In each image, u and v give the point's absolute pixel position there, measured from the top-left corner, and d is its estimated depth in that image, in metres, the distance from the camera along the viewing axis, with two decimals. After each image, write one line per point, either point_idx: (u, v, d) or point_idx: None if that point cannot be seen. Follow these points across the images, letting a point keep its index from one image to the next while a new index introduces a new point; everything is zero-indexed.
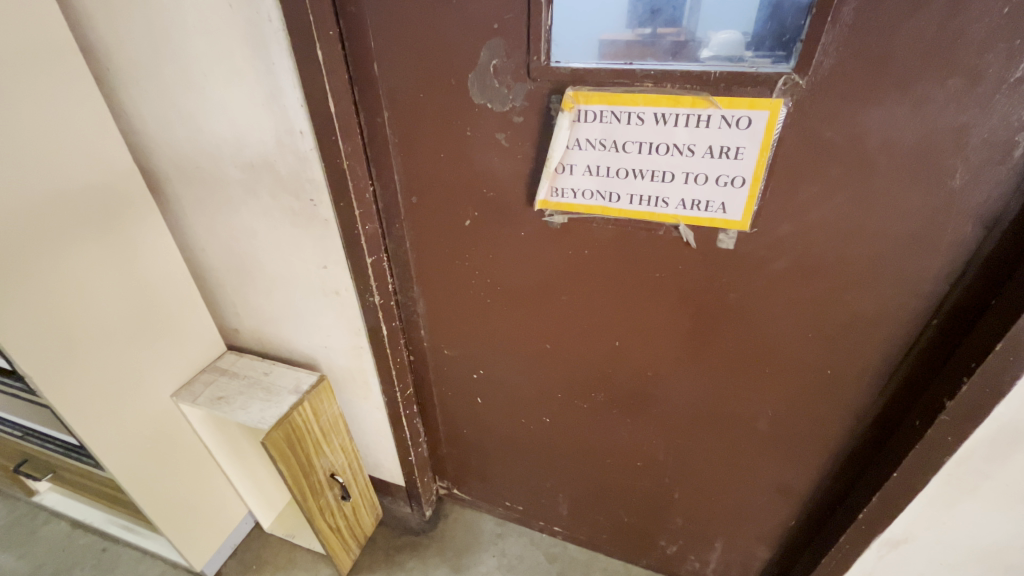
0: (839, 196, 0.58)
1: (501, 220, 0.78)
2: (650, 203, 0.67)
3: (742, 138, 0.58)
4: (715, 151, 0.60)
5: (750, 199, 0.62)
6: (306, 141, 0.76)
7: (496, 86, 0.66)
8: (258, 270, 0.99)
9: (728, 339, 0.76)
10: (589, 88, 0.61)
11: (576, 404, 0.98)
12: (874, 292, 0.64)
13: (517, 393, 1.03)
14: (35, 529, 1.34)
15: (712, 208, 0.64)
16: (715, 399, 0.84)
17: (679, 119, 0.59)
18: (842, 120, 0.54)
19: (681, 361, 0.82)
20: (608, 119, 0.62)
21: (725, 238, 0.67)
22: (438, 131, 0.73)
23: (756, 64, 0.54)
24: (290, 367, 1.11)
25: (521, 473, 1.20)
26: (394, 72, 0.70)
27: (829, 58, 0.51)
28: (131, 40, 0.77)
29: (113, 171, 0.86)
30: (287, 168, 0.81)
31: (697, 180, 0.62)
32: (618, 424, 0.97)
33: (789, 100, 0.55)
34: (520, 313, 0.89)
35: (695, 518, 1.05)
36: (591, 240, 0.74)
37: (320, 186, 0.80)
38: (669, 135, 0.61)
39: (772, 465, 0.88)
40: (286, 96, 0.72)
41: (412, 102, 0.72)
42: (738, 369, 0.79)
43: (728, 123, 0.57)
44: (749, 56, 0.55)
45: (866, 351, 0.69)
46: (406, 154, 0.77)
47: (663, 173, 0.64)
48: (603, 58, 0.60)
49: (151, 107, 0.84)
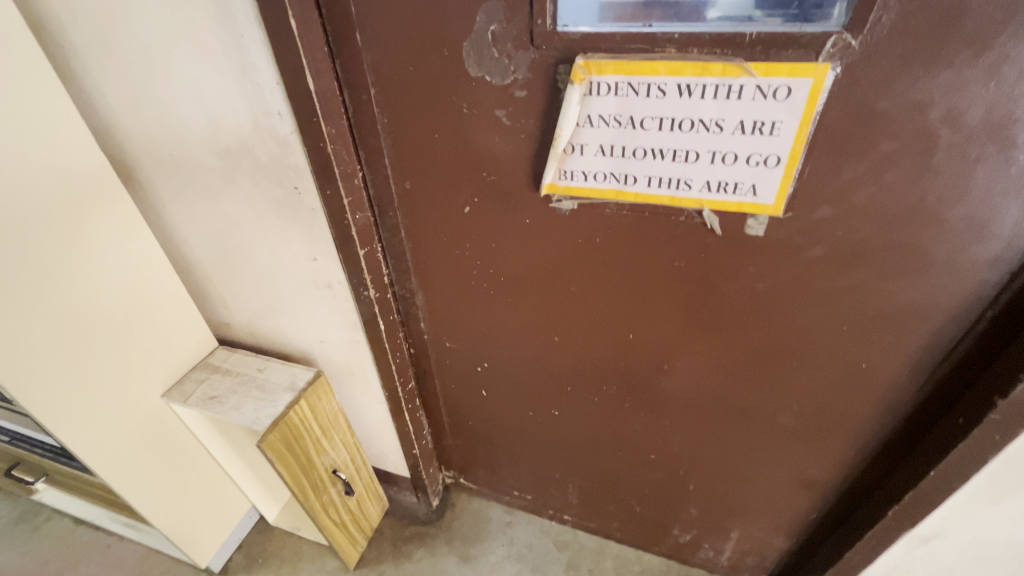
0: (888, 177, 0.52)
1: (503, 206, 0.71)
2: (671, 186, 0.59)
3: (780, 111, 0.50)
4: (748, 126, 0.52)
5: (785, 180, 0.55)
6: (285, 123, 0.68)
7: (495, 56, 0.57)
8: (247, 264, 0.93)
9: (752, 333, 0.71)
10: (602, 55, 0.53)
11: (588, 397, 0.93)
12: (921, 282, 0.58)
13: (524, 385, 0.98)
14: (38, 526, 1.32)
15: (741, 190, 0.57)
16: (736, 393, 0.79)
17: (706, 90, 0.51)
18: (898, 89, 0.47)
19: (701, 355, 0.77)
20: (623, 92, 0.54)
21: (754, 224, 0.60)
22: (431, 110, 0.65)
23: (766, 25, 0.47)
24: (285, 363, 1.05)
25: (530, 464, 1.17)
26: (377, 40, 0.61)
27: (891, 12, 0.44)
28: (83, 11, 0.69)
29: (79, 160, 0.78)
30: (266, 153, 0.73)
31: (725, 160, 0.55)
32: (631, 417, 0.93)
33: (838, 64, 0.47)
34: (527, 304, 0.83)
35: (710, 509, 1.02)
36: (601, 226, 0.67)
37: (303, 173, 0.73)
38: (693, 108, 0.53)
39: (794, 459, 0.84)
40: (259, 73, 0.64)
41: (400, 78, 0.64)
42: (762, 363, 0.74)
43: (763, 93, 0.50)
44: (759, 15, 0.47)
45: (906, 344, 0.63)
46: (396, 135, 0.70)
47: (686, 152, 0.56)
48: (605, 21, 0.51)
49: (116, 89, 0.76)
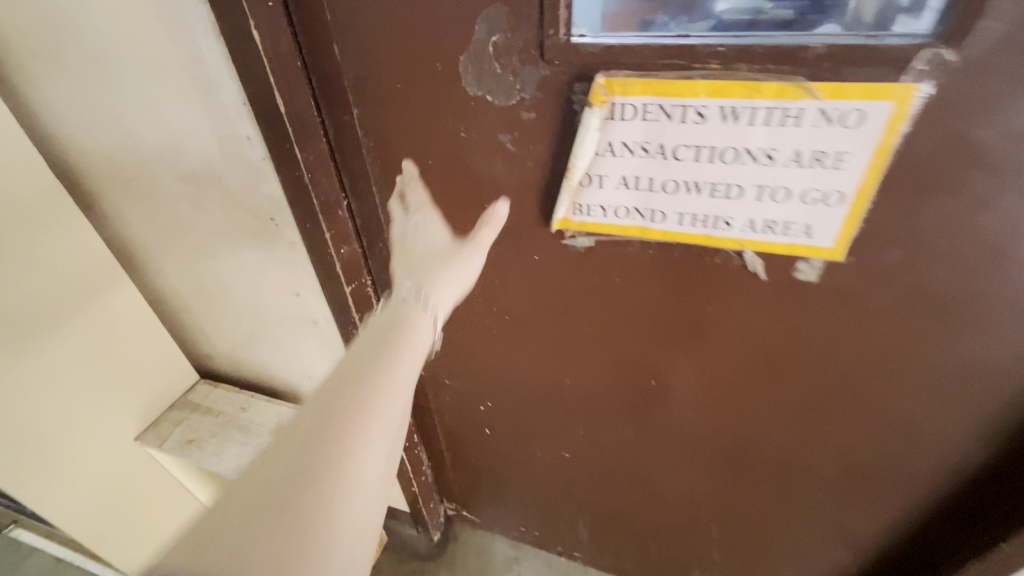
0: (981, 219, 0.42)
1: (508, 240, 0.62)
2: (707, 224, 0.50)
3: (847, 140, 0.41)
4: (806, 157, 0.43)
5: (848, 220, 0.45)
6: (255, 148, 0.59)
7: (497, 71, 0.48)
8: (225, 296, 0.85)
9: (793, 383, 0.62)
10: (628, 72, 0.43)
11: (602, 438, 0.85)
12: (1007, 338, 0.48)
13: (532, 424, 0.89)
14: (19, 559, 1.25)
15: (792, 231, 0.48)
16: (771, 442, 0.70)
17: (756, 115, 0.42)
18: (1005, 114, 0.37)
19: (732, 402, 0.68)
20: (653, 116, 0.45)
21: (805, 269, 0.50)
22: (423, 133, 0.56)
23: (775, 19, 0.38)
24: (269, 402, 0.95)
25: (537, 501, 1.08)
26: (358, 53, 0.52)
27: (1005, 21, 0.34)
28: (22, 19, 0.59)
29: (28, 186, 0.69)
30: (237, 181, 0.64)
31: (775, 196, 0.46)
32: (650, 460, 0.84)
33: (928, 83, 0.38)
34: (536, 343, 0.74)
35: (735, 556, 0.93)
36: (622, 266, 0.58)
37: (280, 203, 0.64)
38: (739, 136, 0.44)
39: (834, 512, 0.75)
40: (223, 91, 0.55)
41: (387, 96, 0.54)
42: (803, 414, 0.65)
43: (829, 119, 0.41)
44: (769, 8, 0.38)
45: (980, 403, 0.54)
46: (384, 161, 0.60)
47: (727, 187, 0.47)
48: (612, 26, 0.43)
49: (68, 107, 0.67)
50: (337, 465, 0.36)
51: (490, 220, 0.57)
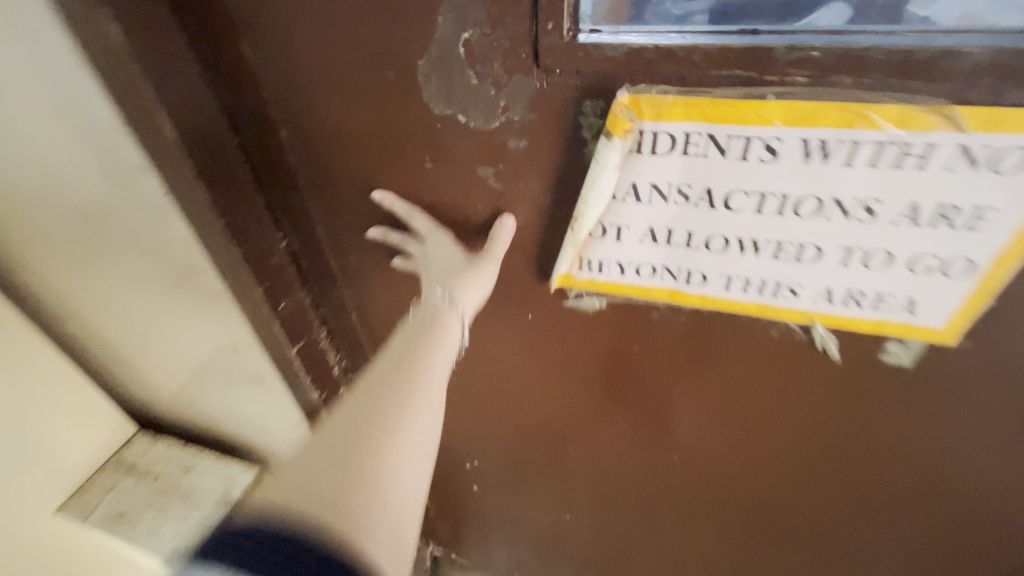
0: None
1: (494, 296, 0.48)
2: (764, 291, 0.37)
3: (994, 191, 0.28)
4: (924, 212, 0.29)
5: (973, 298, 0.32)
6: (153, 183, 0.39)
7: (472, 82, 0.33)
8: (123, 348, 0.58)
9: (856, 484, 0.48)
10: (665, 87, 0.29)
11: (607, 510, 0.71)
12: None
13: (526, 486, 0.76)
14: None
15: (887, 305, 0.34)
16: (819, 543, 0.57)
17: (857, 151, 0.28)
18: None
19: (771, 497, 0.54)
20: (699, 149, 0.31)
21: (897, 351, 0.37)
22: (375, 162, 0.41)
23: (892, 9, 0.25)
24: (220, 459, 0.68)
25: (532, 560, 0.95)
26: (277, 55, 0.37)
27: None
28: None
29: None
30: (134, 232, 0.44)
31: (868, 261, 0.32)
32: (663, 542, 0.70)
33: None
34: (528, 408, 0.60)
35: None
36: (637, 330, 0.44)
37: (199, 260, 0.45)
38: (828, 181, 0.30)
39: None
40: (89, 102, 0.35)
41: (321, 113, 0.39)
42: (865, 518, 0.51)
43: (970, 161, 0.27)
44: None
45: None
46: (326, 197, 0.46)
47: (800, 247, 0.33)
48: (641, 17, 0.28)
49: None
50: (379, 456, 0.31)
51: (500, 239, 0.40)
